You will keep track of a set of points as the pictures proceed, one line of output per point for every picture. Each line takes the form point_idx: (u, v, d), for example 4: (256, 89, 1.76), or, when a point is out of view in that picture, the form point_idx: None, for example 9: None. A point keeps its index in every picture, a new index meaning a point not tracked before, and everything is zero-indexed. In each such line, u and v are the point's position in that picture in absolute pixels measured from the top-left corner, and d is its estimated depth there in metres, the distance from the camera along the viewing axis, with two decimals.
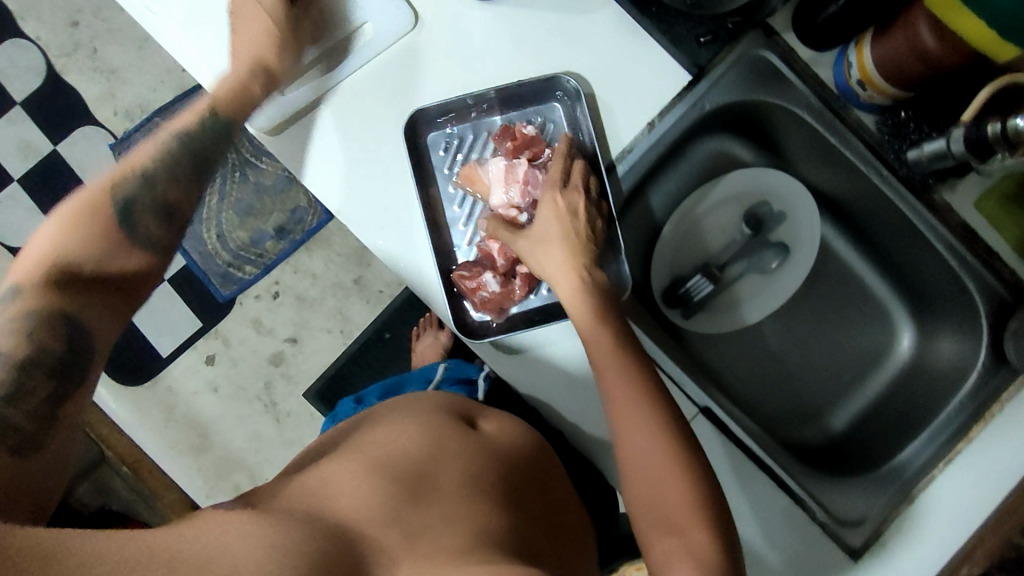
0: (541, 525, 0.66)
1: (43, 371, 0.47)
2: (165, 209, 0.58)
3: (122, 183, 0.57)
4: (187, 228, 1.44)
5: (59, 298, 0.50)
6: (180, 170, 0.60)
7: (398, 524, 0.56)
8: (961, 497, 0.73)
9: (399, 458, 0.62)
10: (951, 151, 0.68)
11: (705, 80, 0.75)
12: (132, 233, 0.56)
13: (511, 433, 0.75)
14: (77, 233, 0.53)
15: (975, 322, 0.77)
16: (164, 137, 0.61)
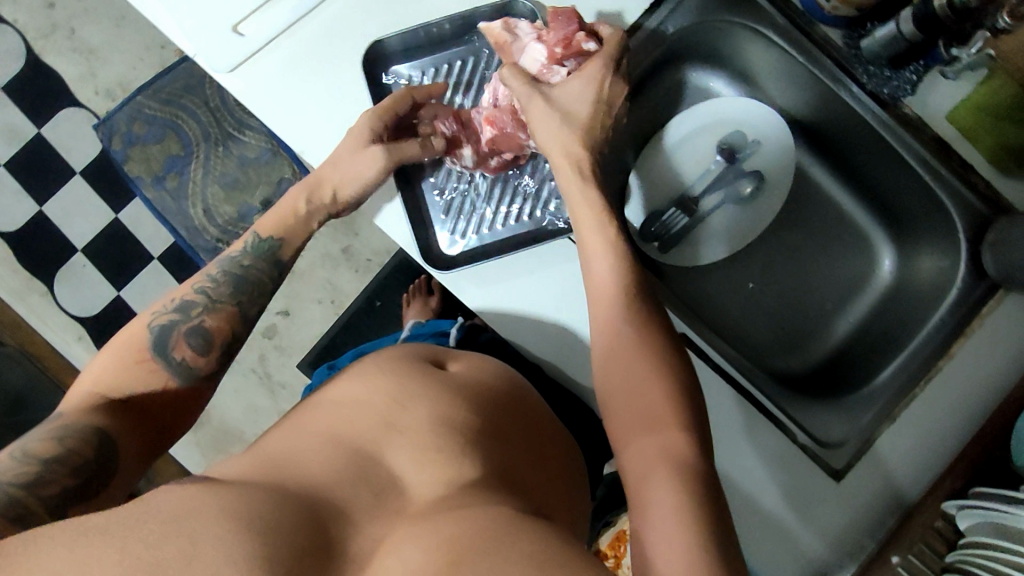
0: (543, 470, 0.59)
1: (70, 470, 0.50)
2: (201, 333, 0.63)
3: (161, 314, 0.63)
4: (171, 203, 1.39)
5: (91, 416, 0.54)
6: (219, 304, 0.65)
7: (366, 482, 0.48)
8: (939, 413, 0.73)
9: (359, 426, 0.52)
10: (902, 36, 0.67)
11: (667, 3, 0.74)
12: (170, 361, 0.60)
13: (491, 390, 0.61)
14: (125, 364, 0.59)
15: (953, 238, 0.76)
16: (215, 272, 0.67)
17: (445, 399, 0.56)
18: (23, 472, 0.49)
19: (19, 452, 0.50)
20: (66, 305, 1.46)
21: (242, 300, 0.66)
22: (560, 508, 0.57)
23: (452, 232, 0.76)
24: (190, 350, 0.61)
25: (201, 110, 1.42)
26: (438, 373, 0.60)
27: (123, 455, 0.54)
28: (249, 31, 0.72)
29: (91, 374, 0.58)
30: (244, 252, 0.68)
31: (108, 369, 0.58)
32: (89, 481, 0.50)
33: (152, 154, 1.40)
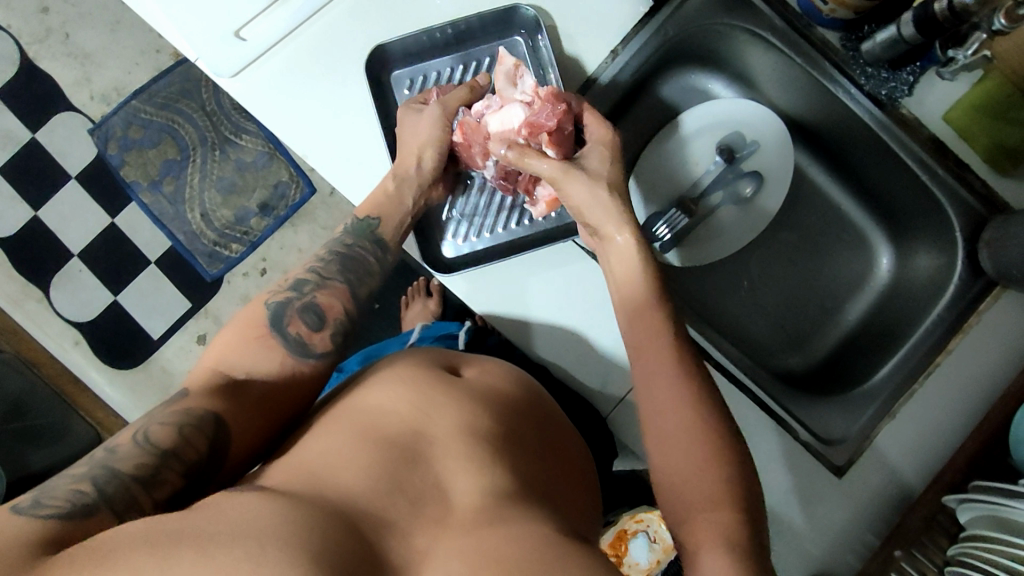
0: (562, 475, 0.60)
1: (180, 462, 0.48)
2: (315, 310, 0.64)
3: (277, 294, 0.64)
4: (170, 209, 1.44)
5: (208, 403, 0.53)
6: (331, 281, 0.66)
7: (404, 491, 0.48)
8: (936, 411, 0.74)
9: (389, 435, 0.52)
10: (901, 37, 0.68)
11: (668, 5, 0.75)
12: (285, 339, 0.60)
13: (507, 397, 0.61)
14: (249, 340, 0.60)
15: (949, 236, 0.77)
16: (322, 254, 0.69)
17: (468, 409, 0.56)
18: (138, 463, 0.47)
19: (140, 439, 0.49)
20: (63, 310, 1.45)
21: (350, 277, 0.67)
22: (579, 510, 0.58)
23: (454, 237, 0.77)
24: (305, 326, 0.62)
25: (199, 115, 1.44)
26: (454, 380, 0.60)
27: (237, 445, 0.52)
28: (252, 35, 0.72)
29: (220, 355, 0.59)
30: (346, 233, 0.70)
31: (230, 348, 0.59)
32: (202, 477, 0.49)
33: (148, 159, 1.44)
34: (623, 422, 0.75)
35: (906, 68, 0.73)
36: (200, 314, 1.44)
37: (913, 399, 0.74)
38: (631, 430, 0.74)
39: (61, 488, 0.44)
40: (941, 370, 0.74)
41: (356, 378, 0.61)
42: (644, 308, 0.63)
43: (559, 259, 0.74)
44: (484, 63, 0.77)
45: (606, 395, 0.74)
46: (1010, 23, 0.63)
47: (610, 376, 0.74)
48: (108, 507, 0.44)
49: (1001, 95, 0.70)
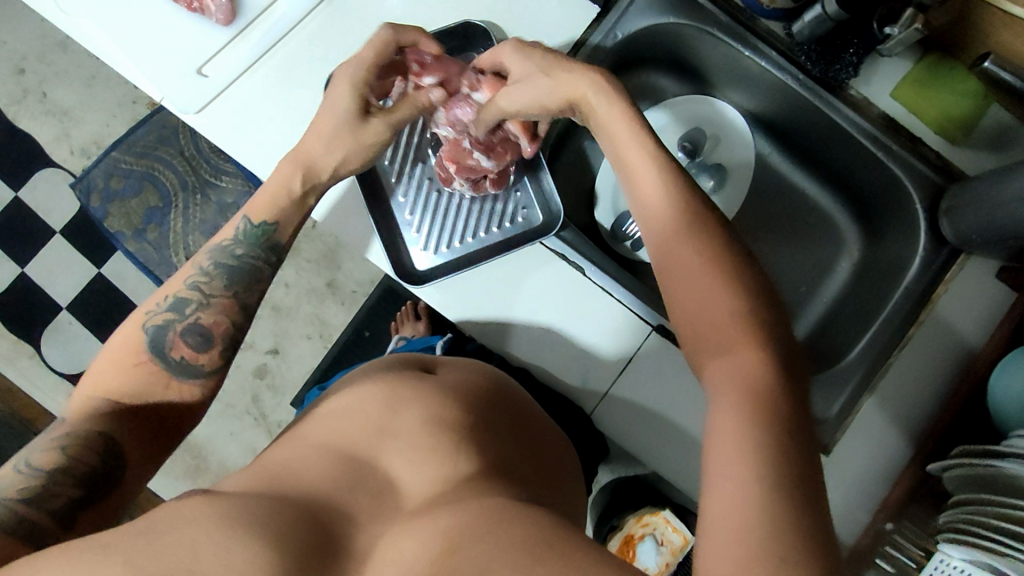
0: (533, 460, 0.59)
1: (72, 479, 0.50)
2: (199, 329, 0.60)
3: (155, 312, 0.60)
4: (155, 255, 1.40)
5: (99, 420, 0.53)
6: (216, 299, 0.62)
7: (363, 484, 0.49)
8: (914, 380, 0.75)
9: (352, 432, 0.53)
10: (830, 16, 0.70)
11: (614, 10, 0.78)
12: (171, 364, 0.58)
13: (478, 390, 0.62)
14: (125, 366, 0.57)
15: (911, 212, 0.78)
16: (204, 262, 0.63)
17: (435, 402, 0.57)
18: (24, 486, 0.48)
19: (21, 465, 0.50)
20: (54, 364, 1.45)
21: (239, 291, 0.63)
22: (555, 493, 0.58)
23: (425, 249, 0.77)
24: (188, 350, 0.59)
25: (178, 161, 1.44)
26: (425, 378, 0.61)
27: (129, 456, 0.53)
28: (215, 70, 0.75)
29: (91, 378, 0.56)
30: (235, 242, 0.64)
31: (106, 374, 0.56)
32: (96, 485, 0.51)
33: (132, 209, 1.41)
34: (609, 418, 0.75)
35: (848, 51, 0.75)
36: None
37: (889, 372, 0.75)
38: (616, 425, 0.75)
39: None
40: (914, 333, 0.76)
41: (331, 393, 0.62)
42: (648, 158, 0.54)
43: (529, 263, 0.76)
44: None
45: (589, 392, 0.75)
46: None
47: (590, 373, 0.75)
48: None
49: (943, 70, 0.76)
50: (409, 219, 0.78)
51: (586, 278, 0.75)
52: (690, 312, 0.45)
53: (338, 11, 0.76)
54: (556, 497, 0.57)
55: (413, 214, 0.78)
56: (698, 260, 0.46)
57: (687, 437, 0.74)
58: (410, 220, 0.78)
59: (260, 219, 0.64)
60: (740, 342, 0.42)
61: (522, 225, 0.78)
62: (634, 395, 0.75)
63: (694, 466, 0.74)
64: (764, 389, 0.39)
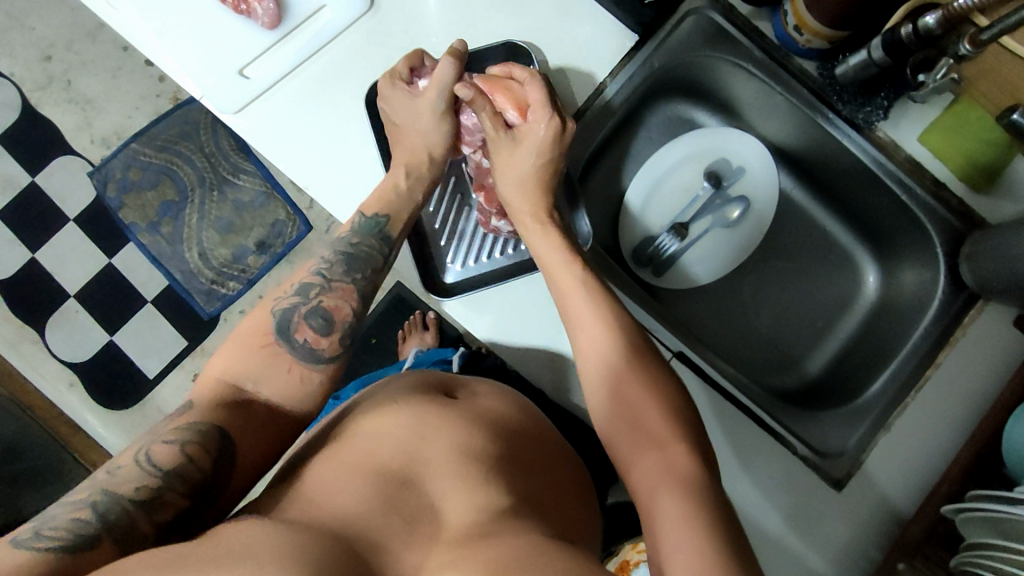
0: (559, 492, 0.60)
1: (180, 485, 0.49)
2: (321, 314, 0.65)
3: (284, 297, 0.65)
4: (168, 249, 1.44)
5: (214, 419, 0.54)
6: (336, 284, 0.67)
7: (398, 511, 0.49)
8: (930, 423, 0.76)
9: (385, 456, 0.54)
10: (873, 60, 0.71)
11: (653, 39, 0.79)
12: (296, 350, 0.62)
13: (503, 419, 0.63)
14: (255, 350, 0.61)
15: (931, 250, 0.80)
16: (327, 254, 0.69)
17: (463, 430, 0.58)
18: (138, 486, 0.48)
19: (142, 460, 0.50)
20: (58, 352, 1.45)
21: (356, 277, 0.68)
22: (575, 522, 0.59)
23: (453, 262, 0.78)
24: (312, 332, 0.63)
25: (198, 157, 1.45)
26: (452, 405, 0.62)
27: (241, 456, 0.54)
28: (255, 73, 0.76)
29: (227, 361, 0.60)
30: (353, 231, 0.70)
31: (238, 358, 0.60)
32: (200, 494, 0.50)
33: (147, 202, 1.45)
34: None
35: (881, 93, 0.77)
36: (196, 352, 1.45)
37: (905, 414, 0.76)
38: None
39: (60, 517, 0.45)
40: (932, 383, 0.76)
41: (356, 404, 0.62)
42: (602, 368, 0.63)
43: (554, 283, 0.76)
44: None
45: None
46: (975, 49, 0.62)
47: None
48: (105, 527, 0.45)
49: (971, 117, 0.74)
50: (439, 231, 0.80)
51: None
52: (623, 408, 0.60)
53: (382, 23, 0.77)
54: (581, 535, 0.58)
55: (443, 228, 0.80)
56: (619, 362, 0.62)
57: None
58: (440, 233, 0.79)
59: (373, 214, 0.71)
60: (667, 441, 0.57)
61: None
62: None
63: None
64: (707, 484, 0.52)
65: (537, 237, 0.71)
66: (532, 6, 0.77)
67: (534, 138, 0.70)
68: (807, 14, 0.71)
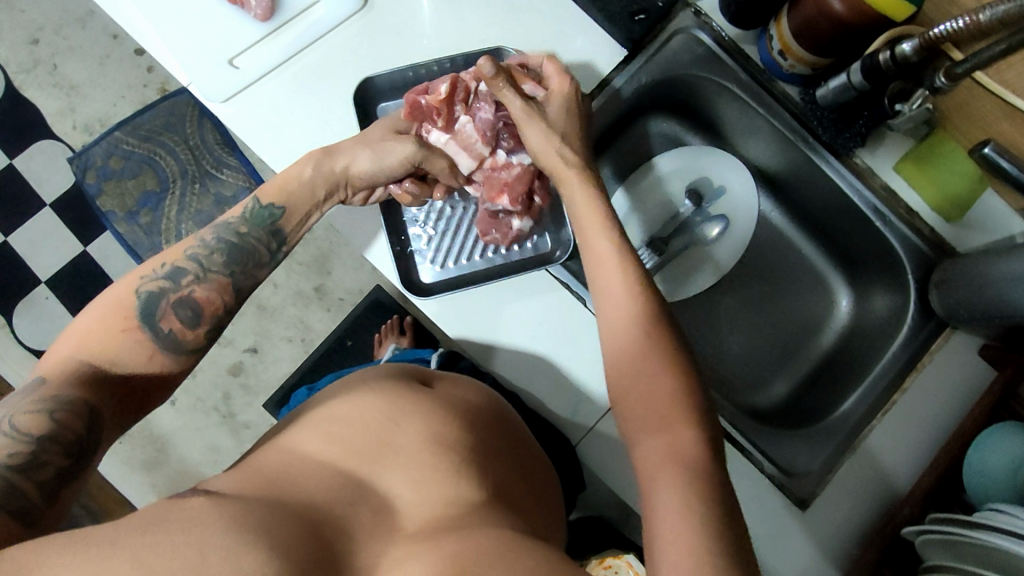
0: (524, 480, 0.64)
1: (60, 448, 0.48)
2: (191, 305, 0.59)
3: (148, 279, 0.59)
4: (145, 240, 1.38)
5: (79, 385, 0.50)
6: (212, 275, 0.61)
7: (365, 501, 0.52)
8: (898, 447, 0.76)
9: (353, 445, 0.56)
10: (852, 84, 0.73)
11: (640, 56, 0.80)
12: (156, 334, 0.56)
13: (474, 412, 0.66)
14: (112, 330, 0.55)
15: (902, 278, 0.82)
16: (207, 237, 0.63)
17: (433, 420, 0.60)
18: (12, 452, 0.46)
19: (6, 429, 0.47)
20: (25, 338, 1.41)
21: (236, 270, 0.63)
22: (536, 513, 0.62)
23: (433, 263, 0.78)
24: (179, 323, 0.58)
25: (181, 148, 1.41)
26: (424, 395, 0.64)
27: (110, 417, 0.52)
28: (245, 64, 0.76)
29: (82, 336, 0.54)
30: (242, 219, 0.64)
31: (98, 332, 0.54)
32: (78, 458, 0.49)
33: (127, 190, 1.40)
34: (595, 452, 0.77)
35: (859, 120, 0.77)
36: None
37: (873, 434, 0.77)
38: (601, 458, 0.76)
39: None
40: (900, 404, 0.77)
41: (324, 396, 0.64)
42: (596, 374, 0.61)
43: (532, 290, 0.77)
44: None
45: (578, 423, 0.76)
46: (949, 83, 0.64)
47: (580, 406, 0.76)
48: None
49: (946, 147, 0.76)
50: (420, 230, 0.79)
51: (585, 310, 0.77)
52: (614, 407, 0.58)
53: (374, 24, 0.77)
54: (540, 522, 0.61)
55: (421, 227, 0.79)
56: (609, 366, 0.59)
57: None
58: (420, 232, 0.79)
59: (270, 203, 0.66)
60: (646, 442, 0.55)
61: (531, 251, 0.79)
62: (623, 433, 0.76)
63: None
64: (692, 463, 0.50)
65: (568, 185, 0.68)
66: (524, 16, 0.78)
67: (540, 111, 0.70)
68: (793, 40, 0.73)
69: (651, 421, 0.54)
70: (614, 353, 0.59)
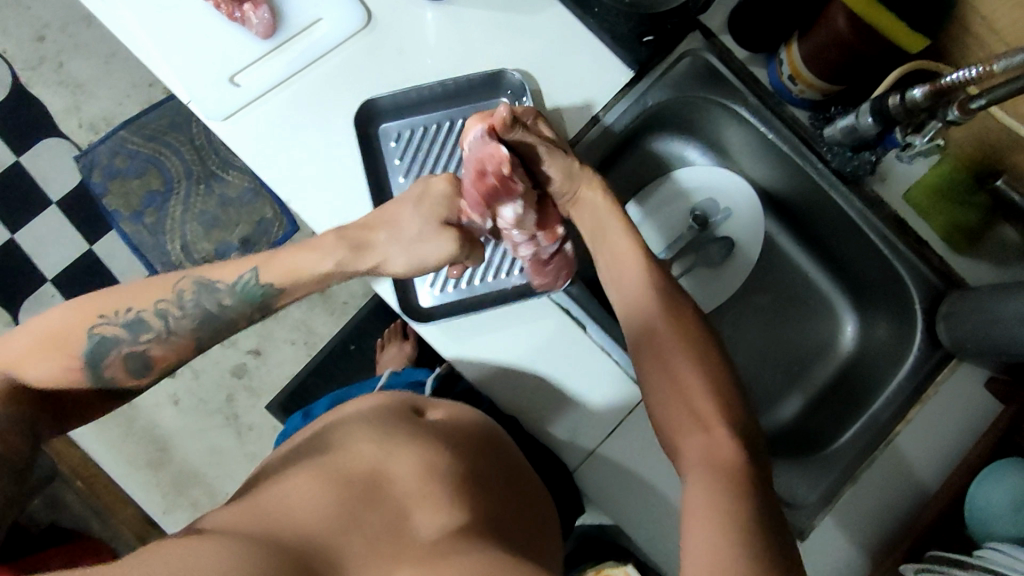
0: (523, 505, 0.64)
1: (6, 472, 0.54)
2: (144, 358, 0.61)
3: (109, 322, 0.59)
4: (150, 240, 1.38)
5: (21, 415, 0.55)
6: (175, 338, 0.62)
7: (363, 531, 0.52)
8: (894, 473, 0.76)
9: (351, 476, 0.56)
10: (859, 126, 0.71)
11: (647, 76, 0.79)
12: (96, 376, 0.60)
13: (471, 436, 0.66)
14: (56, 365, 0.57)
15: (907, 305, 0.80)
16: (184, 295, 0.62)
17: (430, 449, 0.60)
18: None
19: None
20: None
21: (202, 334, 0.63)
22: (535, 541, 0.62)
23: (432, 286, 0.78)
24: (122, 373, 0.61)
25: (187, 149, 1.41)
26: (421, 423, 0.64)
27: (43, 436, 0.58)
28: (245, 81, 0.75)
29: (24, 358, 0.57)
30: (229, 293, 0.63)
31: (37, 363, 0.57)
32: (21, 479, 0.55)
33: (131, 189, 1.39)
34: (595, 476, 0.76)
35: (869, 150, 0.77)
36: None
37: (872, 464, 0.77)
38: (600, 482, 0.76)
39: None
40: (899, 432, 0.77)
41: (323, 427, 0.64)
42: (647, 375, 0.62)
43: (533, 315, 0.76)
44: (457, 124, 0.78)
45: (577, 447, 0.76)
46: (963, 116, 0.61)
47: (580, 430, 0.76)
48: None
49: (955, 180, 0.76)
50: None
51: (586, 335, 0.76)
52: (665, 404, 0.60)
53: (378, 42, 0.76)
54: (541, 552, 0.61)
55: None
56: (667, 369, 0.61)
57: (664, 500, 0.76)
58: None
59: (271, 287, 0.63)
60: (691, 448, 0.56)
61: (531, 275, 0.78)
62: (622, 459, 0.76)
63: (672, 536, 0.76)
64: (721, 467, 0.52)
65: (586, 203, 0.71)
66: (530, 36, 0.77)
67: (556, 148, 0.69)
68: (802, 66, 0.72)
69: (679, 413, 0.56)
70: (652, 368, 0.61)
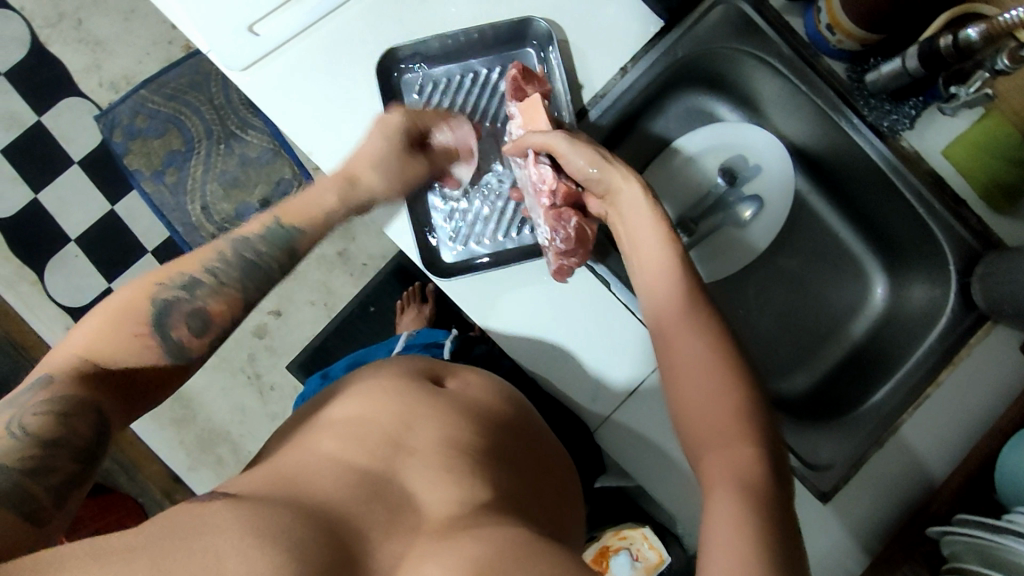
0: (541, 482, 0.64)
1: (66, 454, 0.45)
2: (202, 314, 0.55)
3: (165, 286, 0.55)
4: (169, 200, 1.35)
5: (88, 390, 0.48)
6: (225, 288, 0.57)
7: (380, 498, 0.51)
8: (924, 439, 0.74)
9: (370, 445, 0.55)
10: (906, 71, 0.69)
11: (678, 28, 0.76)
12: (160, 334, 0.53)
13: (489, 412, 0.65)
14: (123, 333, 0.51)
15: (943, 269, 0.77)
16: (224, 248, 0.59)
17: (449, 424, 0.60)
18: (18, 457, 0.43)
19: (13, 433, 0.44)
20: (57, 295, 1.40)
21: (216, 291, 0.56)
22: (555, 519, 0.62)
23: (454, 242, 0.78)
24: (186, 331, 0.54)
25: (206, 108, 1.39)
26: (440, 394, 0.64)
27: (113, 417, 0.49)
28: (265, 31, 0.74)
29: (86, 338, 0.50)
30: (262, 239, 0.60)
31: (98, 337, 0.50)
32: (87, 462, 0.46)
33: (151, 149, 1.37)
34: (615, 436, 0.76)
35: (909, 102, 0.74)
36: None
37: (905, 424, 0.75)
38: (619, 443, 0.76)
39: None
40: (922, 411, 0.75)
41: (348, 380, 0.65)
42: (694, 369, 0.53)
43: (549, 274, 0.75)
44: (482, 75, 0.79)
45: (597, 409, 0.76)
46: None
47: (601, 392, 0.75)
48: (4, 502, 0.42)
49: (1000, 135, 0.73)
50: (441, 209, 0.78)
51: (609, 292, 0.75)
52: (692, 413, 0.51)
53: None
54: (558, 529, 0.61)
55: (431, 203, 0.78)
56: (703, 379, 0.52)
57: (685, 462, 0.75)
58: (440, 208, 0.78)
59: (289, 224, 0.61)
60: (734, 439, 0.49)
61: None
62: (645, 421, 0.75)
63: (695, 497, 0.75)
64: (756, 486, 0.46)
65: (625, 197, 0.63)
66: None
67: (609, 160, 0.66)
68: (841, 13, 0.69)
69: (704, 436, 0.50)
70: (659, 348, 0.55)
